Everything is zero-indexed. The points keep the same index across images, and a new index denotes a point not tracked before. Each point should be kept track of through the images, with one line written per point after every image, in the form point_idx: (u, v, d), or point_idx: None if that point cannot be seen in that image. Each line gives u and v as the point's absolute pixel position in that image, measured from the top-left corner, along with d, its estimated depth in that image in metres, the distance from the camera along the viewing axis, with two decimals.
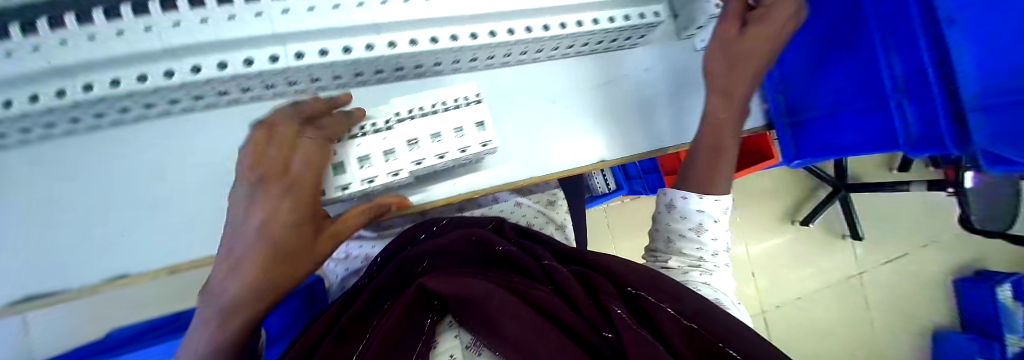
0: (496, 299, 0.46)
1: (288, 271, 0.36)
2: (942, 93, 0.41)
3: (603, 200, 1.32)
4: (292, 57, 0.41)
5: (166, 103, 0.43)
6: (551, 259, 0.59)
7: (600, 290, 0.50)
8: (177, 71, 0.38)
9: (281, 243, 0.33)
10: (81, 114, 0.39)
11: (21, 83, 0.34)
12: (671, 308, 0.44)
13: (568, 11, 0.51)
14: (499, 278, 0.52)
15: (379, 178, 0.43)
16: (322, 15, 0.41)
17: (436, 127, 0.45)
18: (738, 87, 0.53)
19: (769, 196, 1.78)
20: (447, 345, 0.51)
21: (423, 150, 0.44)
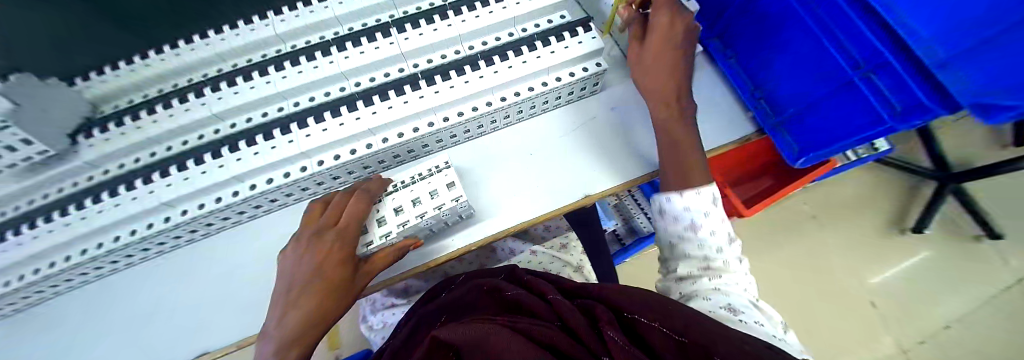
0: (500, 340, 0.38)
1: (329, 303, 0.45)
2: (893, 55, 0.40)
3: (653, 240, 1.19)
4: (313, 166, 0.57)
5: (238, 214, 0.60)
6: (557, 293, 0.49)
7: (597, 317, 0.41)
8: (241, 190, 0.56)
9: (323, 276, 0.44)
10: (196, 226, 0.58)
11: (158, 211, 0.55)
12: (662, 325, 0.36)
13: (519, 81, 0.59)
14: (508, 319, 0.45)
15: (374, 241, 0.52)
16: (330, 134, 0.55)
17: (416, 191, 0.54)
18: (665, 83, 0.57)
19: (856, 202, 1.48)
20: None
21: (406, 213, 0.52)
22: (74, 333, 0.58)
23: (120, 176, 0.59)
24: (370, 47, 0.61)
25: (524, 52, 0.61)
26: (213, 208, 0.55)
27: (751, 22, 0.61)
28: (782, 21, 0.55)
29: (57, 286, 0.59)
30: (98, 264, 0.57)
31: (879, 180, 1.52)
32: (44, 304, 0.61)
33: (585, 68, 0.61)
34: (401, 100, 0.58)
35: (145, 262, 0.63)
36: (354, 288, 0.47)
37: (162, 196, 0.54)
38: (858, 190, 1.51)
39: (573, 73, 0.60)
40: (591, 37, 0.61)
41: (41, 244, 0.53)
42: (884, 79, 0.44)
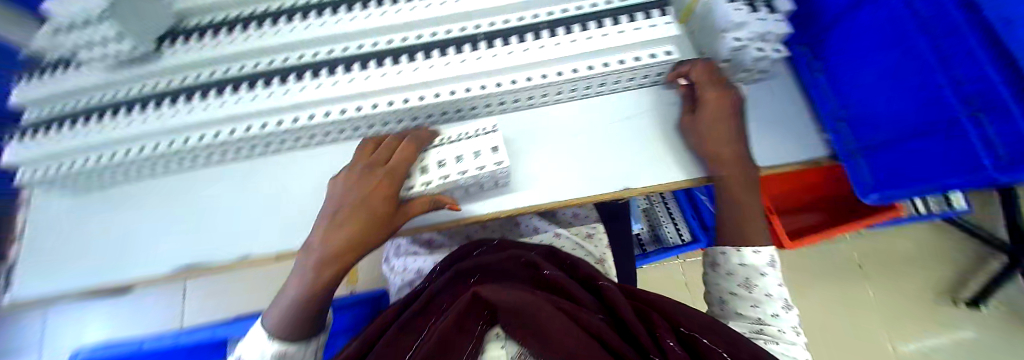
0: (546, 312, 0.41)
1: (366, 234, 0.47)
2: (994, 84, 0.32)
3: (677, 252, 1.14)
4: (365, 108, 0.57)
5: (293, 140, 0.64)
6: (609, 281, 0.54)
7: (653, 324, 0.45)
8: (298, 117, 0.57)
9: (363, 209, 0.47)
10: (255, 143, 0.62)
11: (223, 124, 0.60)
12: (725, 352, 0.38)
13: (582, 57, 0.56)
14: (555, 298, 0.47)
15: (415, 187, 0.53)
16: (388, 79, 0.56)
17: (461, 149, 0.55)
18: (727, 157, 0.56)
19: (907, 260, 1.35)
20: (493, 351, 0.48)
21: (450, 168, 0.53)
22: (146, 215, 0.66)
23: (192, 85, 0.63)
24: (437, 1, 0.59)
25: (592, 28, 0.58)
26: (268, 130, 0.56)
27: (853, 35, 0.55)
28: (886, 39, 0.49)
29: (137, 171, 0.66)
30: (171, 160, 0.63)
31: (942, 241, 1.37)
32: (120, 185, 0.69)
33: (652, 54, 0.57)
34: (458, 58, 0.57)
35: (204, 168, 0.68)
36: (387, 227, 0.49)
37: (225, 111, 0.57)
38: (914, 248, 1.37)
39: (640, 57, 0.56)
40: (665, 22, 0.57)
41: (129, 131, 0.60)
42: (989, 120, 0.36)
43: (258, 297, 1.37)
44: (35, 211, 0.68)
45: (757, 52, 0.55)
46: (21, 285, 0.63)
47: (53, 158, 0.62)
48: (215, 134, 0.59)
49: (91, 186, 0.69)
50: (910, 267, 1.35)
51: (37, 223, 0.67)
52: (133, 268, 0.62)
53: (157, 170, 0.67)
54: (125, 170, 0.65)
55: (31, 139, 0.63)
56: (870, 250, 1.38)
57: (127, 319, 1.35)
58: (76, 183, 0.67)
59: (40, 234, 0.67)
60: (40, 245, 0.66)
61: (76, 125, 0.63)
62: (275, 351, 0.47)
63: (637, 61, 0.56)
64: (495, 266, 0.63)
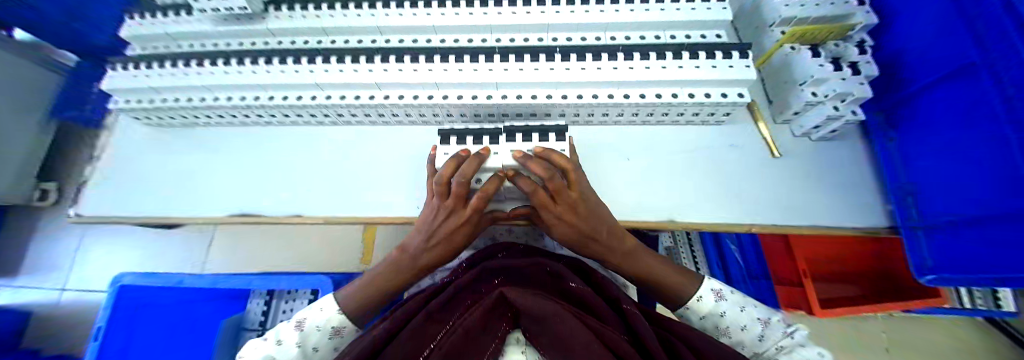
0: (566, 326, 0.37)
1: (449, 254, 0.51)
2: None
3: None
4: (438, 98, 0.61)
5: (361, 115, 0.67)
6: (631, 304, 0.50)
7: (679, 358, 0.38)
8: (374, 96, 0.61)
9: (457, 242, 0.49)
10: (325, 111, 0.65)
11: (300, 89, 0.63)
12: None
13: (651, 84, 0.58)
14: (579, 311, 0.42)
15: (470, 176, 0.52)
16: (464, 75, 0.59)
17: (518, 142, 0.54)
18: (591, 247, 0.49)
19: (940, 356, 1.26)
20: (512, 355, 0.41)
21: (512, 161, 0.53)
22: (211, 158, 0.71)
23: (280, 50, 0.68)
24: (522, 10, 0.64)
25: (670, 59, 0.58)
26: (345, 102, 0.60)
27: (924, 113, 0.55)
28: (956, 119, 0.50)
29: (215, 118, 0.72)
30: (247, 112, 0.67)
31: (982, 343, 1.27)
32: (197, 127, 0.75)
33: (723, 94, 0.57)
34: (532, 66, 0.59)
35: (273, 126, 0.73)
36: (466, 249, 0.53)
37: (305, 78, 0.61)
38: (948, 342, 1.28)
39: (711, 94, 0.57)
40: (745, 65, 0.56)
41: (218, 80, 0.64)
42: None
43: (276, 254, 1.39)
44: (119, 135, 0.75)
45: (834, 111, 0.54)
46: (96, 201, 0.68)
47: (147, 92, 0.68)
48: (295, 97, 0.63)
49: (173, 123, 0.75)
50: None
51: (120, 148, 0.74)
52: (194, 206, 0.66)
53: (233, 119, 0.72)
54: (206, 115, 0.70)
55: (130, 71, 0.69)
56: (899, 335, 1.30)
57: (150, 251, 1.41)
58: (161, 118, 0.73)
59: (121, 158, 0.73)
60: (118, 169, 0.71)
61: (171, 66, 0.68)
62: (334, 326, 0.49)
63: (708, 98, 0.57)
64: (520, 270, 0.58)
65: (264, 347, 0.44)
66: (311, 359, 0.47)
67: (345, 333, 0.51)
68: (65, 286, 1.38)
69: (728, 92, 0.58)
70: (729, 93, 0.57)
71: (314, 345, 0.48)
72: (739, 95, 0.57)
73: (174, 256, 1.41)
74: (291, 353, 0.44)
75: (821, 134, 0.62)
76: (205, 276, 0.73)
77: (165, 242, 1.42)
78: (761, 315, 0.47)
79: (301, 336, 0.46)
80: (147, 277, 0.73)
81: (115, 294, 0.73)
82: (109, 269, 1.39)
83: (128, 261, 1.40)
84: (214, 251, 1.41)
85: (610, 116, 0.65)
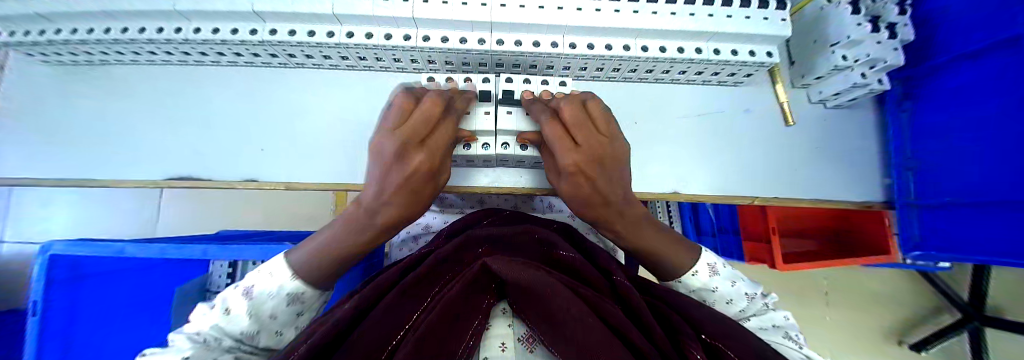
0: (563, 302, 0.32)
1: (412, 213, 0.42)
2: None
3: None
4: (418, 39, 0.50)
5: (323, 57, 0.55)
6: (621, 274, 0.46)
7: (676, 328, 0.36)
8: (336, 33, 0.49)
9: (426, 191, 0.41)
10: (275, 51, 0.53)
11: (242, 20, 0.50)
12: None
13: (672, 36, 0.49)
14: (570, 281, 0.38)
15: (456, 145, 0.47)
16: (451, 10, 0.48)
17: (513, 102, 0.48)
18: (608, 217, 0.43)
19: (870, 304, 1.44)
20: (497, 329, 0.37)
21: (516, 119, 0.47)
22: (139, 107, 0.58)
23: None
24: None
25: (700, 3, 0.49)
26: (300, 39, 0.48)
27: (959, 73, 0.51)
28: (992, 85, 0.47)
29: (137, 55, 0.57)
30: (175, 49, 0.54)
31: (906, 292, 1.46)
32: (113, 67, 0.60)
33: (749, 52, 0.50)
34: (535, 3, 0.48)
35: (213, 68, 0.60)
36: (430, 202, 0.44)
37: (243, 5, 0.47)
38: (880, 292, 1.46)
39: (736, 50, 0.50)
40: (779, 18, 0.49)
41: (125, 2, 0.49)
42: None
43: (243, 211, 1.29)
44: (8, 74, 0.59)
45: (862, 78, 0.50)
46: None
47: (29, 17, 0.51)
48: (232, 31, 0.50)
49: (80, 61, 0.60)
50: (870, 309, 1.44)
51: (13, 91, 0.58)
52: (127, 167, 0.56)
53: (159, 58, 0.58)
54: (122, 51, 0.55)
55: None
56: (841, 286, 1.46)
57: (96, 209, 1.26)
58: (61, 55, 0.57)
59: (17, 104, 0.58)
60: (16, 116, 0.57)
61: None
62: (291, 290, 0.39)
63: (734, 55, 0.50)
64: (504, 238, 0.53)
65: (202, 321, 0.36)
66: (267, 330, 0.39)
67: (307, 299, 0.41)
68: None
69: (754, 50, 0.51)
70: (755, 51, 0.51)
71: (272, 311, 0.38)
72: (766, 55, 0.51)
73: (124, 213, 1.27)
74: (241, 323, 0.36)
75: (836, 102, 0.58)
76: (152, 243, 0.63)
77: (111, 198, 1.27)
78: (748, 289, 0.45)
79: (254, 305, 0.37)
80: (79, 245, 0.62)
81: (44, 266, 0.63)
82: (50, 227, 1.25)
83: (71, 219, 1.25)
84: (165, 213, 1.28)
85: (620, 71, 0.57)
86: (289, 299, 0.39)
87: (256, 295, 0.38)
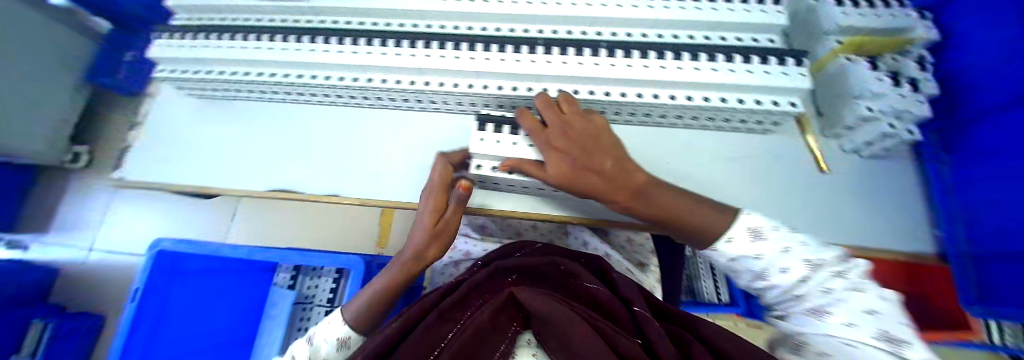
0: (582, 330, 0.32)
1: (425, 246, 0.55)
2: None
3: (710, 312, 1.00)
4: (478, 86, 0.61)
5: (400, 100, 0.68)
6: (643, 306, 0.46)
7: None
8: (417, 82, 0.62)
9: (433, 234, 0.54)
10: (366, 94, 0.66)
11: (346, 71, 0.63)
12: None
13: (699, 87, 0.56)
14: (590, 314, 0.37)
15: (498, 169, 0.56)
16: (507, 65, 0.59)
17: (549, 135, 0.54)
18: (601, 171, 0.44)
19: None
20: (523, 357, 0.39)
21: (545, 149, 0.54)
22: (248, 133, 0.72)
23: (319, 29, 0.66)
24: (569, 1, 0.62)
25: (722, 61, 0.56)
26: (388, 86, 0.62)
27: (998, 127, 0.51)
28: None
29: (256, 93, 0.72)
30: (289, 90, 0.68)
31: None
32: (234, 102, 0.75)
33: (773, 102, 0.55)
34: (576, 60, 0.58)
35: (309, 106, 0.74)
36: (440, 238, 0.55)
37: (351, 61, 0.61)
38: None
39: (760, 101, 0.56)
40: (799, 73, 0.54)
41: (255, 54, 0.63)
42: None
43: (298, 229, 1.41)
44: (158, 104, 0.75)
45: (889, 128, 0.52)
46: (139, 167, 0.70)
47: (188, 62, 0.66)
48: (337, 78, 0.64)
49: (213, 96, 0.75)
50: None
51: (161, 116, 0.75)
52: (233, 180, 0.68)
53: (273, 97, 0.73)
54: (247, 90, 0.70)
55: (172, 37, 0.67)
56: None
57: (174, 220, 1.44)
58: (201, 90, 0.72)
59: (162, 127, 0.73)
60: (159, 137, 0.72)
61: (207, 37, 0.66)
62: (339, 336, 0.53)
63: (759, 104, 0.55)
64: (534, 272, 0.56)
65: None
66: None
67: (352, 344, 0.54)
68: (92, 246, 1.41)
69: (778, 100, 0.56)
70: (778, 101, 0.55)
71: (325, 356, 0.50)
72: (790, 104, 0.55)
73: (194, 225, 1.43)
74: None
75: (867, 150, 0.60)
76: (241, 246, 0.74)
77: (188, 212, 1.45)
78: (810, 257, 0.37)
79: (313, 348, 0.50)
80: (182, 243, 0.73)
81: (155, 259, 0.75)
82: (134, 234, 1.43)
83: (151, 228, 1.43)
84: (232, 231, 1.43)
85: (652, 116, 0.63)
86: (338, 343, 0.52)
87: (314, 341, 0.51)
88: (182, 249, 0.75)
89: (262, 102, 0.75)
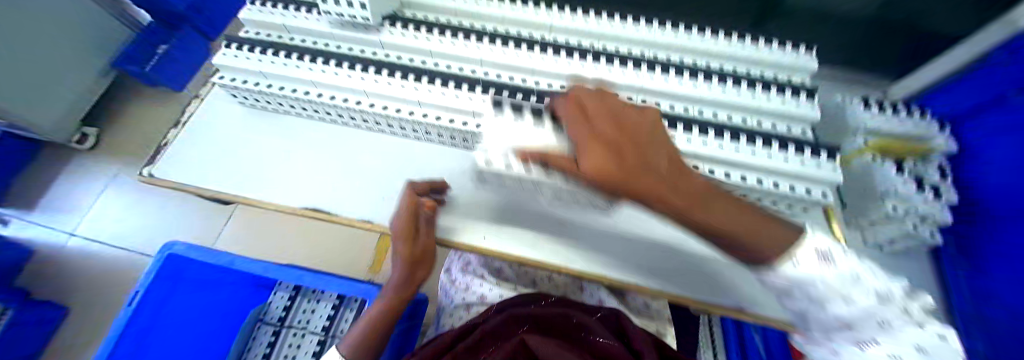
0: None
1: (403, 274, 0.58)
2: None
3: None
4: None
5: (446, 136, 0.69)
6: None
7: None
8: (469, 123, 0.64)
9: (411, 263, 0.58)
10: (414, 126, 0.68)
11: (401, 103, 0.65)
12: None
13: (738, 166, 0.59)
14: None
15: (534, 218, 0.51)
16: None
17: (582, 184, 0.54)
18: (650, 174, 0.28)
19: None
20: None
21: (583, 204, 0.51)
22: (287, 148, 0.72)
23: (380, 61, 0.69)
24: (619, 69, 0.66)
25: (762, 145, 0.59)
26: (441, 123, 0.63)
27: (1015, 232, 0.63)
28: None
29: (303, 110, 0.73)
30: (338, 112, 0.69)
31: None
32: (279, 114, 0.76)
33: (807, 189, 0.58)
34: None
35: (352, 129, 0.75)
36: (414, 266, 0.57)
37: (410, 95, 0.63)
38: None
39: (795, 187, 0.58)
40: (832, 166, 0.58)
41: (318, 77, 0.65)
42: None
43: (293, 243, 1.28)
44: (204, 107, 0.76)
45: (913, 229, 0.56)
46: (172, 166, 0.69)
47: (247, 73, 0.68)
48: (391, 109, 0.65)
49: (259, 106, 0.76)
50: None
51: (204, 118, 0.75)
52: (266, 193, 0.67)
53: (317, 115, 0.74)
54: (297, 106, 0.71)
55: (238, 48, 0.69)
56: None
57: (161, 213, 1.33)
58: (250, 99, 0.74)
59: (204, 131, 0.74)
60: (197, 139, 0.72)
61: (272, 53, 0.69)
62: None
63: (794, 190, 0.58)
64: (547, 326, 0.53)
65: None
66: None
67: None
68: (74, 231, 1.30)
69: (812, 188, 0.59)
70: (812, 190, 0.59)
71: None
72: (822, 195, 0.58)
73: None
74: None
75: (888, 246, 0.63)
76: (258, 261, 0.72)
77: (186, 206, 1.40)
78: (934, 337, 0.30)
79: None
80: (197, 250, 0.70)
81: (161, 262, 0.71)
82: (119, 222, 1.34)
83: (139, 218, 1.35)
84: (225, 235, 1.29)
85: None
86: None
87: None
88: (193, 255, 0.71)
89: (306, 118, 0.76)
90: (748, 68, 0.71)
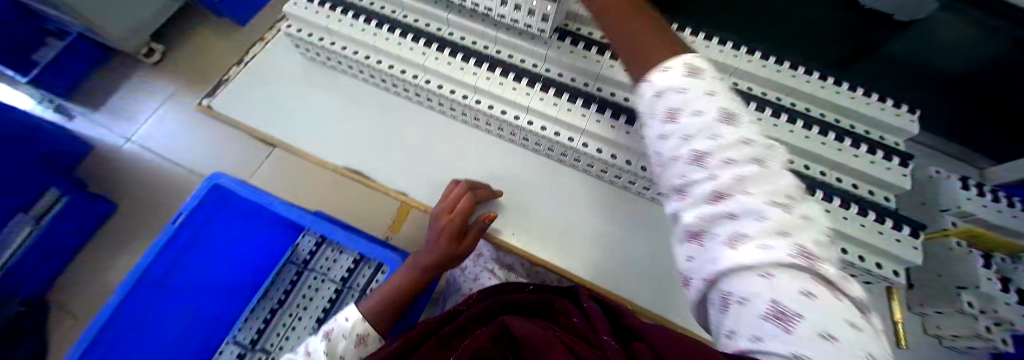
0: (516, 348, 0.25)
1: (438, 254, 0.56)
2: None
3: None
4: (577, 143, 0.60)
5: (495, 126, 0.68)
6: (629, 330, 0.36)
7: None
8: (521, 119, 0.61)
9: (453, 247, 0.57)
10: (466, 110, 0.66)
11: (459, 86, 0.64)
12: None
13: None
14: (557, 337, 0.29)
15: None
16: (617, 135, 0.58)
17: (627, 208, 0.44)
18: None
19: None
20: None
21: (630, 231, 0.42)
22: (340, 106, 0.73)
23: (444, 37, 0.67)
24: None
25: (837, 205, 0.55)
26: (494, 114, 0.62)
27: None
28: None
29: (359, 73, 0.73)
30: (394, 82, 0.69)
31: None
32: (334, 71, 0.77)
33: (874, 263, 0.54)
34: None
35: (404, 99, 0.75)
36: (455, 253, 0.57)
37: (469, 79, 0.62)
38: None
39: (863, 257, 0.54)
40: (913, 244, 0.52)
41: (383, 44, 0.65)
42: None
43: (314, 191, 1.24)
44: (266, 51, 0.78)
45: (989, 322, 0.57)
46: (231, 102, 0.72)
47: (314, 25, 0.68)
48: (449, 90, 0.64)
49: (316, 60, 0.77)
50: None
51: (264, 61, 0.77)
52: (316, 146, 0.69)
53: (372, 81, 0.73)
54: (354, 67, 0.71)
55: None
56: None
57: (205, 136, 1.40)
58: (310, 52, 0.74)
59: (263, 74, 0.75)
60: (257, 81, 0.74)
61: (343, 12, 0.68)
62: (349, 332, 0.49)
63: (862, 261, 0.53)
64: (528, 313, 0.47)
65: None
66: None
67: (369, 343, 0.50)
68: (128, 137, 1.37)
69: (881, 262, 0.54)
70: (882, 264, 0.54)
71: None
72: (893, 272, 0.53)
73: None
74: None
75: None
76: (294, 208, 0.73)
77: None
78: None
79: None
80: (242, 185, 0.72)
81: (210, 189, 0.73)
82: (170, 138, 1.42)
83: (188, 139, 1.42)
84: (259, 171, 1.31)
85: None
86: None
87: None
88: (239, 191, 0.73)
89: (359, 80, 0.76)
90: (841, 120, 0.63)
